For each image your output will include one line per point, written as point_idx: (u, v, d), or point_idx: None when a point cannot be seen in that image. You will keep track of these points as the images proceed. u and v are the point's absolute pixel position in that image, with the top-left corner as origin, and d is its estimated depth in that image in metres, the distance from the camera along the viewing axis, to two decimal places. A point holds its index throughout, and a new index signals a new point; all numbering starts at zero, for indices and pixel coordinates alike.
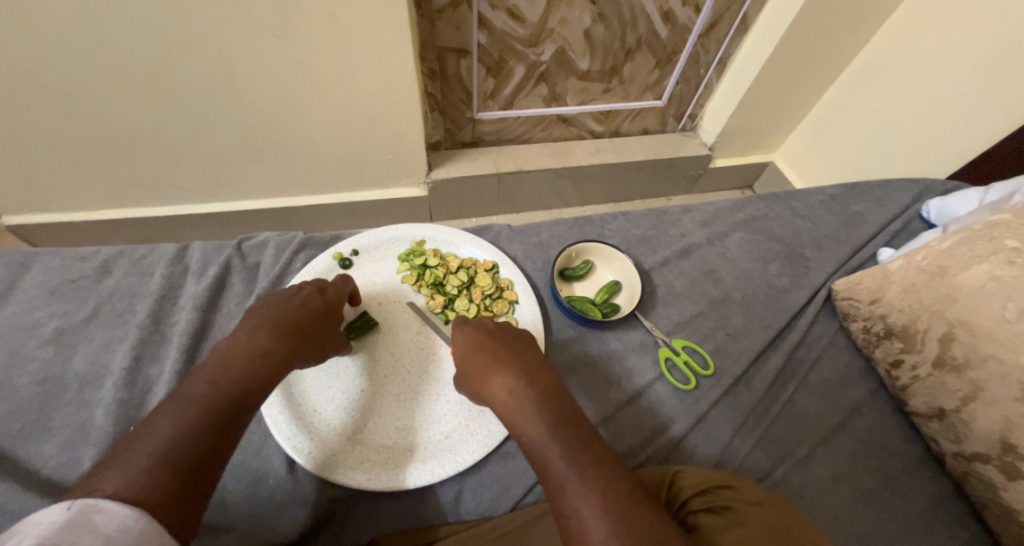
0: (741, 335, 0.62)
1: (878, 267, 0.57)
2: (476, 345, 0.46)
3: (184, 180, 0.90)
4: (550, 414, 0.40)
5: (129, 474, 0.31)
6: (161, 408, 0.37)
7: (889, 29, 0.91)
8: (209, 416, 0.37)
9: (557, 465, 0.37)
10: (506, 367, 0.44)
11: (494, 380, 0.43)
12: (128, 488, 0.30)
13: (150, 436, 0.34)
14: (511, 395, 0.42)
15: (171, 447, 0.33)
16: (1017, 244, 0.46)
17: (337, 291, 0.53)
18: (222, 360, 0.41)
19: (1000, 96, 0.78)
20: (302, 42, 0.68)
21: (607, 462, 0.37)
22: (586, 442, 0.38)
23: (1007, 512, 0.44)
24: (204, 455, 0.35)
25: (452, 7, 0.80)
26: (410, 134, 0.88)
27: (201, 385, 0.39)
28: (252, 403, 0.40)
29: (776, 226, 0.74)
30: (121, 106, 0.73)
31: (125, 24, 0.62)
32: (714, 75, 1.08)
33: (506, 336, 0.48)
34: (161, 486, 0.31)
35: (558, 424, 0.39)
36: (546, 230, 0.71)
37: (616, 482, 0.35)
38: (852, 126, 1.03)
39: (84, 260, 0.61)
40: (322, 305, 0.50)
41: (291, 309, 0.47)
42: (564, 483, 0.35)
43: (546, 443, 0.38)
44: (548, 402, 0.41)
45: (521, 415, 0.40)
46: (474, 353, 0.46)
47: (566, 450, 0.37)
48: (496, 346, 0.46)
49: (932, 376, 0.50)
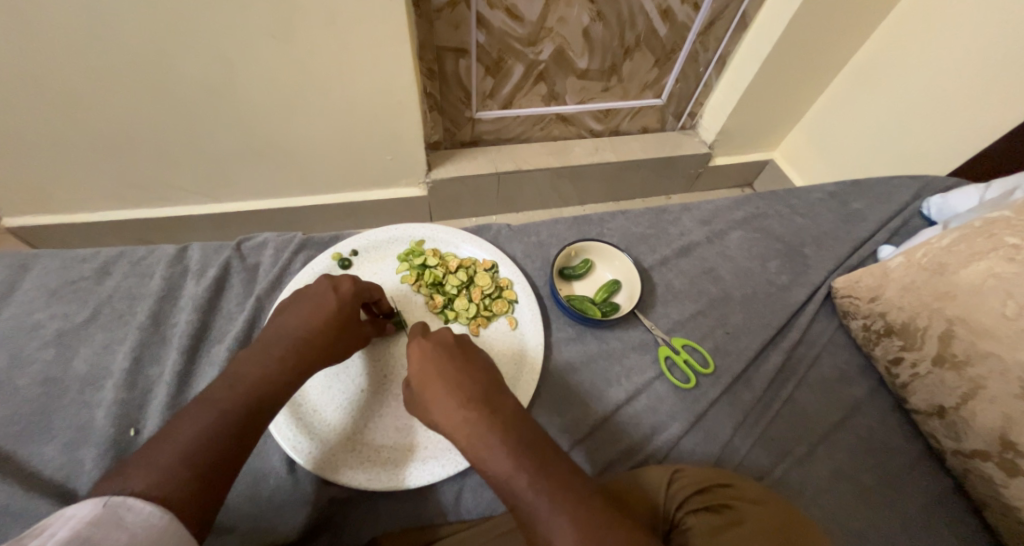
0: (741, 333, 0.62)
1: (878, 265, 0.57)
2: (432, 368, 0.41)
3: (184, 181, 0.90)
4: (513, 441, 0.37)
5: (154, 473, 0.32)
6: (186, 410, 0.37)
7: (888, 26, 0.91)
8: (229, 419, 0.37)
9: (526, 495, 0.34)
10: (466, 393, 0.39)
11: (452, 410, 0.39)
12: (151, 488, 0.31)
13: (174, 436, 0.35)
14: (472, 427, 0.37)
15: (193, 449, 0.34)
16: (1017, 241, 0.45)
17: (352, 287, 0.50)
18: (238, 365, 0.42)
19: (999, 93, 0.78)
20: (300, 42, 0.68)
21: (574, 485, 0.35)
22: (554, 466, 0.36)
23: (1007, 508, 0.44)
24: (222, 458, 0.35)
25: (450, 6, 0.80)
26: (409, 133, 0.88)
27: (223, 390, 0.39)
28: (271, 408, 0.40)
29: (775, 223, 0.74)
30: (122, 107, 0.74)
31: (123, 26, 0.62)
32: (713, 73, 1.08)
33: (464, 353, 0.43)
34: (183, 485, 0.32)
35: (525, 453, 0.36)
36: (545, 229, 0.71)
37: (587, 505, 0.34)
38: (852, 124, 1.03)
39: (84, 261, 0.61)
40: (338, 307, 0.48)
41: (308, 315, 0.46)
42: (535, 515, 0.33)
43: (513, 474, 0.35)
44: (514, 429, 0.38)
45: (483, 448, 0.37)
46: (430, 378, 0.40)
47: (534, 478, 0.35)
48: (454, 369, 0.41)
49: (932, 373, 0.50)
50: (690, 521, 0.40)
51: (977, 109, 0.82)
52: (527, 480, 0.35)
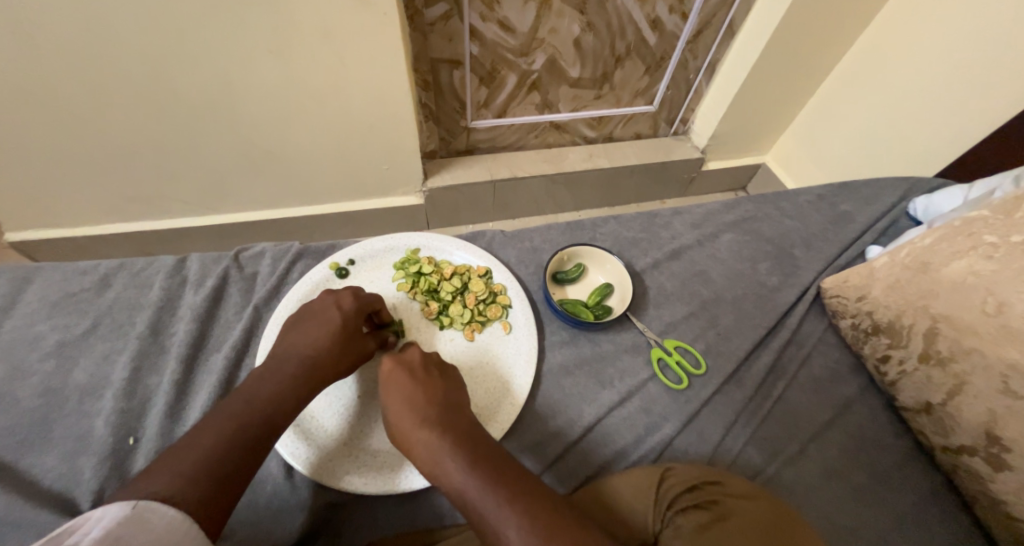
0: (732, 334, 0.62)
1: (865, 265, 0.58)
2: (391, 390, 0.42)
3: (183, 193, 0.91)
4: (467, 456, 0.36)
5: (175, 479, 0.33)
6: (201, 421, 0.39)
7: (873, 32, 0.94)
8: (246, 431, 0.39)
9: (480, 508, 0.34)
10: (419, 412, 0.39)
11: (408, 430, 0.39)
12: (174, 493, 0.32)
13: (193, 446, 0.36)
14: (425, 445, 0.37)
15: (212, 458, 0.36)
16: (995, 239, 0.46)
17: (354, 303, 0.51)
18: (251, 381, 0.43)
19: (982, 95, 0.80)
20: (297, 56, 0.70)
21: (526, 492, 0.34)
22: (509, 477, 0.35)
23: (995, 503, 0.45)
24: (238, 470, 0.37)
25: (444, 19, 0.82)
26: (404, 143, 0.90)
27: (238, 403, 0.41)
28: (282, 423, 0.42)
29: (765, 226, 0.75)
30: (123, 122, 0.75)
31: (125, 42, 0.63)
32: (703, 80, 1.10)
33: (425, 370, 0.44)
34: (202, 493, 0.33)
35: (477, 467, 0.36)
36: (539, 235, 0.72)
37: (540, 508, 0.33)
38: (841, 127, 1.05)
39: (84, 273, 0.62)
40: (344, 322, 0.49)
41: (317, 331, 0.48)
42: (489, 526, 0.33)
43: (465, 490, 0.35)
44: (465, 443, 0.37)
45: (437, 465, 0.37)
46: (390, 398, 0.42)
47: (485, 490, 0.34)
48: (410, 387, 0.42)
49: (918, 370, 0.50)
50: (679, 520, 0.40)
51: (962, 110, 0.83)
52: (475, 492, 0.34)
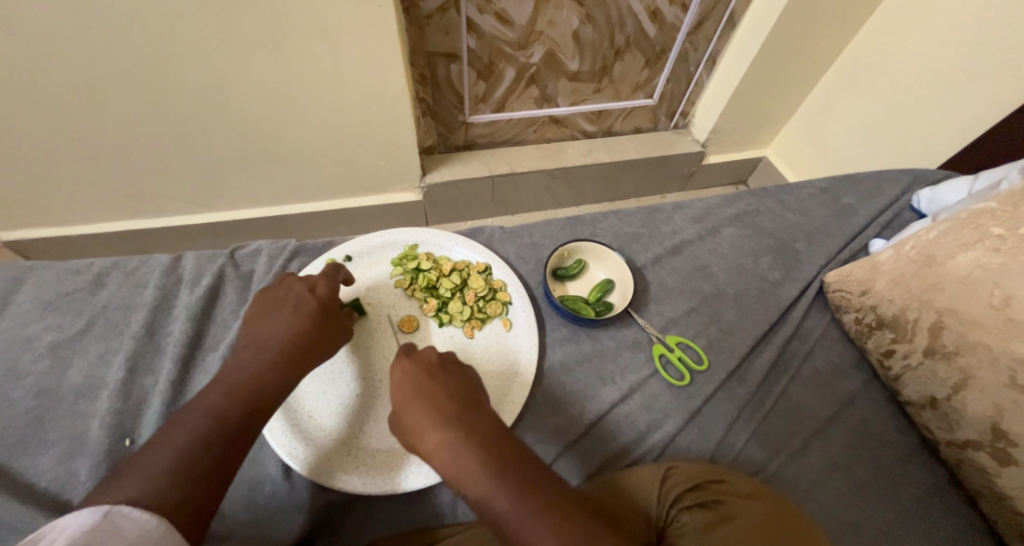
0: (735, 329, 0.62)
1: (869, 259, 0.58)
2: (410, 390, 0.41)
3: (180, 191, 0.90)
4: (494, 461, 0.35)
5: (148, 481, 0.33)
6: (176, 418, 0.38)
7: (875, 23, 0.92)
8: (225, 426, 0.38)
9: (510, 523, 0.33)
10: (441, 413, 0.38)
11: (429, 431, 0.38)
12: (148, 495, 0.32)
13: (167, 445, 0.36)
14: (447, 449, 0.36)
15: (189, 456, 0.35)
16: (1002, 231, 0.46)
17: (327, 288, 0.51)
18: (234, 372, 0.43)
19: (988, 87, 0.79)
20: (291, 50, 0.69)
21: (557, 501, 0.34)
22: (538, 484, 0.35)
23: (1000, 497, 0.45)
24: (217, 466, 0.36)
25: (440, 12, 0.81)
26: (401, 140, 0.89)
27: (216, 397, 0.40)
28: (263, 413, 0.41)
29: (767, 219, 0.74)
30: (118, 120, 0.74)
31: (116, 37, 0.62)
32: (703, 73, 1.09)
33: (444, 371, 0.43)
34: (178, 492, 0.33)
35: (506, 473, 0.35)
36: (538, 230, 0.71)
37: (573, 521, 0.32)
38: (843, 120, 1.04)
39: (78, 272, 0.61)
40: (319, 306, 0.49)
41: (292, 317, 0.47)
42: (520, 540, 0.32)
43: (492, 496, 0.34)
44: (494, 448, 0.36)
45: (462, 473, 0.35)
46: (408, 399, 0.40)
47: (515, 497, 0.33)
48: (431, 387, 0.40)
49: (923, 364, 0.50)
50: (685, 518, 0.39)
51: (966, 101, 0.82)
52: (505, 501, 0.33)
